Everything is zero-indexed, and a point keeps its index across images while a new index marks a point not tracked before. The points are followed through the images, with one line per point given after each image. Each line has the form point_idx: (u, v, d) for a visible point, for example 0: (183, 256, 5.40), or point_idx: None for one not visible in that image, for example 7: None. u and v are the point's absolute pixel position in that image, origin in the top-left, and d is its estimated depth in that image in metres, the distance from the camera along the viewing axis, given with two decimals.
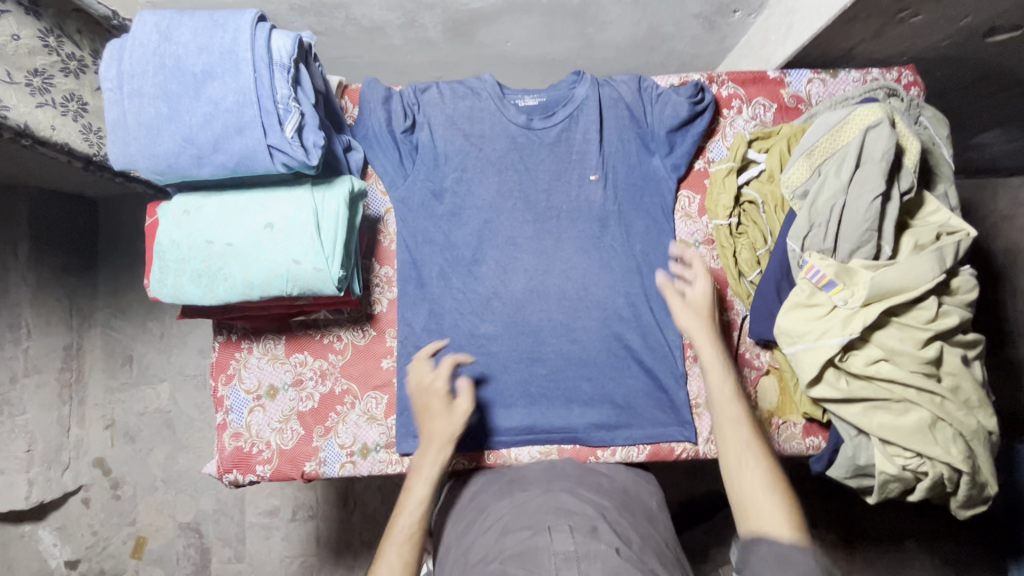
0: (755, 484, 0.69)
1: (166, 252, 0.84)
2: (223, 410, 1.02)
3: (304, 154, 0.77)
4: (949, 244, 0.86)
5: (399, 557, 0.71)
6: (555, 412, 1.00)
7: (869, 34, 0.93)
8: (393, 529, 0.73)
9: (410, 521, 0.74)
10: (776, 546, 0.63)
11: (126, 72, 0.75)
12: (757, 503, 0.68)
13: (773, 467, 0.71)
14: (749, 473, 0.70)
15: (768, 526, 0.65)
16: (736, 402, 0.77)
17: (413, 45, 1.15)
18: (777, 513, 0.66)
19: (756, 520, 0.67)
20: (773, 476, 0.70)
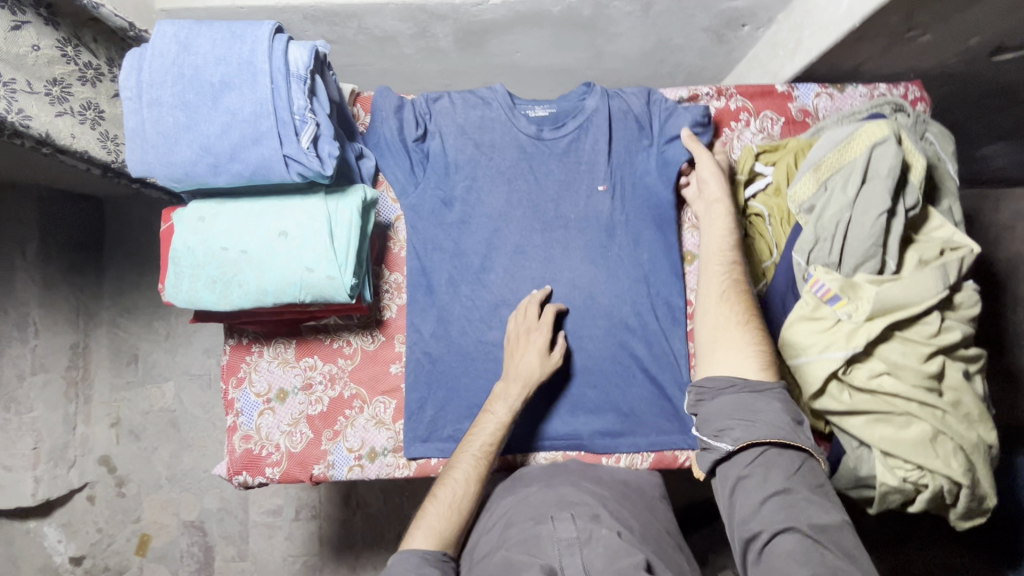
0: (730, 322, 0.84)
1: (181, 258, 0.85)
2: (233, 413, 1.03)
3: (320, 164, 0.78)
4: (952, 260, 0.88)
5: (474, 467, 0.88)
6: (561, 418, 1.02)
7: (877, 52, 0.94)
8: (472, 442, 0.90)
9: (489, 436, 0.90)
10: (746, 390, 0.77)
11: (145, 81, 0.76)
12: (735, 342, 0.82)
13: (754, 317, 0.85)
14: (730, 321, 0.84)
15: (742, 368, 0.80)
16: (735, 267, 0.90)
17: (424, 54, 1.17)
18: (752, 356, 0.81)
19: (729, 359, 0.81)
20: (748, 325, 0.84)
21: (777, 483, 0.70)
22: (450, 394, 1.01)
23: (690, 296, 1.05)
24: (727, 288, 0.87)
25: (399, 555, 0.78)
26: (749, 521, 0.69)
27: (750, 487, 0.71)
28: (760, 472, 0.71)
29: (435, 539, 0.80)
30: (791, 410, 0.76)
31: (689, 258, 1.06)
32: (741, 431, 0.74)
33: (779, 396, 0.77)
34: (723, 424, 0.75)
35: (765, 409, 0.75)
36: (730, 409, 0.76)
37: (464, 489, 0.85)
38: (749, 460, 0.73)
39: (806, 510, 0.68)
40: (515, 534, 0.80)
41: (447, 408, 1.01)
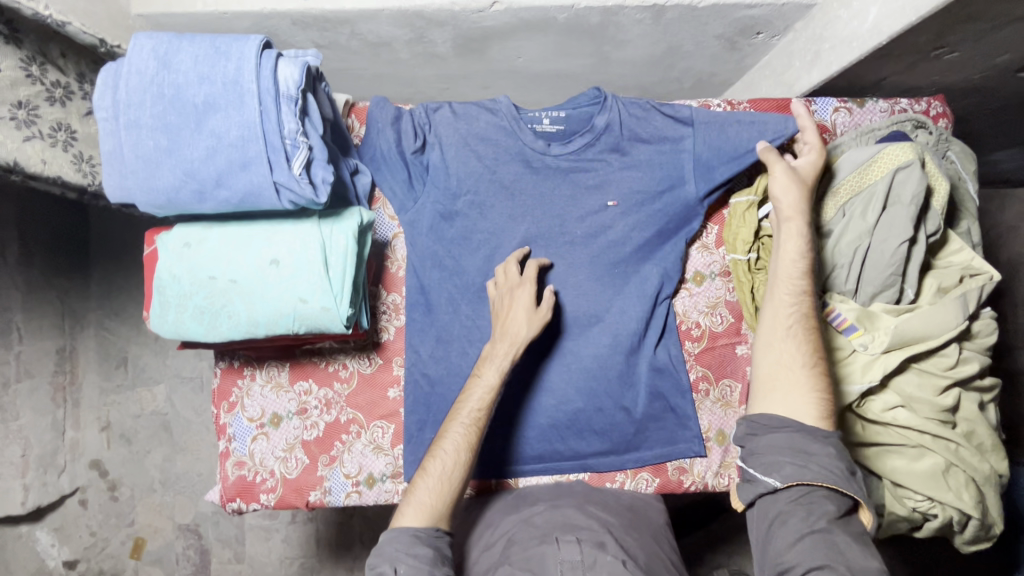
0: (794, 361, 0.79)
1: (167, 287, 0.81)
2: (225, 438, 0.99)
3: (313, 192, 0.74)
4: (973, 289, 0.85)
5: (464, 435, 0.81)
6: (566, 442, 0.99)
7: (901, 67, 0.90)
8: (461, 410, 0.83)
9: (477, 404, 0.84)
10: (799, 432, 0.74)
11: (122, 101, 0.71)
12: (796, 384, 0.77)
13: (819, 357, 0.79)
14: (794, 359, 0.79)
15: (800, 413, 0.76)
16: (806, 297, 0.82)
17: (421, 59, 1.11)
18: (812, 401, 0.76)
19: (787, 401, 0.77)
20: (814, 368, 0.78)
21: (817, 523, 0.68)
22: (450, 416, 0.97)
23: (697, 319, 1.02)
24: (795, 322, 0.81)
25: (389, 534, 0.75)
26: (783, 553, 0.68)
27: (789, 524, 0.69)
28: (801, 510, 0.69)
29: (426, 516, 0.76)
30: (845, 460, 0.73)
31: (699, 278, 1.02)
32: (792, 469, 0.71)
33: (835, 443, 0.73)
34: (772, 459, 0.73)
35: (820, 452, 0.72)
36: (782, 446, 0.73)
37: (454, 462, 0.79)
38: (792, 498, 0.71)
39: (845, 551, 0.65)
40: (517, 555, 0.78)
41: None
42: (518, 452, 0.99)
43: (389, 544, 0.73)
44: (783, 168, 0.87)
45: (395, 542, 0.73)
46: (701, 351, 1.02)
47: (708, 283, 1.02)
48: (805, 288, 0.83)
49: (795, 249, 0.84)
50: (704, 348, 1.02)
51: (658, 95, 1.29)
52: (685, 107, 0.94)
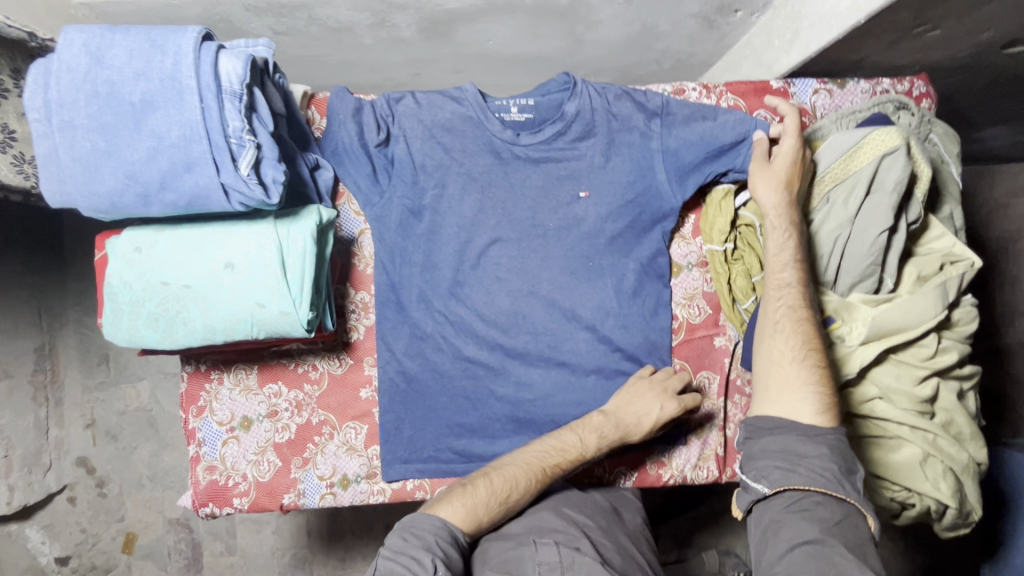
0: (785, 358, 0.77)
1: (118, 294, 0.77)
2: (195, 443, 0.98)
3: (263, 192, 0.70)
4: (953, 278, 0.83)
5: (529, 482, 0.83)
6: None
7: (882, 46, 0.86)
8: (547, 458, 0.85)
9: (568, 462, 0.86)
10: (794, 433, 0.73)
11: (54, 100, 0.66)
12: (789, 381, 0.76)
13: (812, 350, 0.77)
14: (783, 355, 0.77)
15: (795, 411, 0.74)
16: (793, 290, 0.80)
17: (386, 44, 1.06)
18: (808, 397, 0.75)
19: (781, 401, 0.76)
20: (804, 361, 0.76)
21: (810, 532, 0.66)
22: (427, 413, 0.97)
23: (674, 311, 0.99)
24: (784, 319, 0.79)
25: (422, 515, 0.76)
26: (775, 564, 0.66)
27: (783, 533, 0.68)
28: (794, 519, 0.68)
29: (461, 518, 0.77)
30: (842, 459, 0.72)
31: (676, 270, 0.99)
32: (780, 474, 0.71)
33: (830, 442, 0.72)
34: (762, 465, 0.73)
35: (812, 454, 0.71)
36: (774, 450, 0.73)
37: (520, 493, 0.82)
38: (785, 506, 0.70)
39: (838, 564, 0.63)
40: (494, 553, 0.78)
41: (424, 427, 0.97)
42: (495, 449, 0.96)
43: (426, 531, 0.73)
44: (758, 166, 0.86)
45: (435, 532, 0.74)
46: (678, 344, 0.99)
47: (686, 274, 0.99)
48: (792, 280, 0.80)
49: (777, 243, 0.82)
50: (682, 341, 0.99)
51: (637, 77, 1.24)
52: (655, 96, 0.92)
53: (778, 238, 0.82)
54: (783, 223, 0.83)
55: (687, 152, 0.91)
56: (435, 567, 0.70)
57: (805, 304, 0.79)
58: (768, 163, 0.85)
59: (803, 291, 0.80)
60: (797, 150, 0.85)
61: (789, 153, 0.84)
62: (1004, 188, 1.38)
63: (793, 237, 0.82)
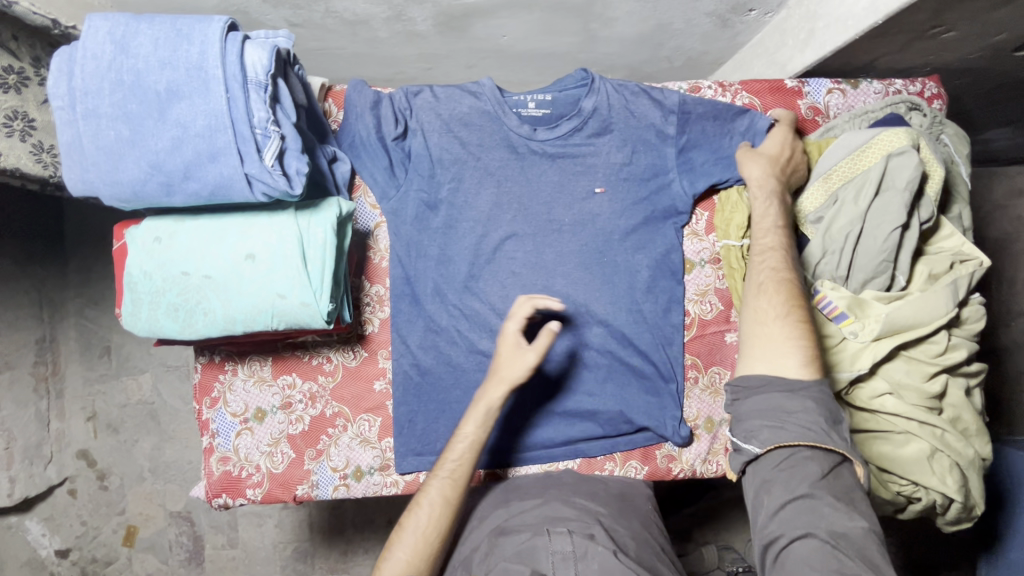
0: (769, 315, 0.77)
1: (139, 284, 0.78)
2: (209, 434, 0.98)
3: (287, 183, 0.70)
4: (963, 276, 0.84)
5: (443, 488, 0.80)
6: (563, 440, 0.98)
7: (896, 47, 0.87)
8: (444, 461, 0.82)
9: (456, 458, 0.82)
10: (778, 389, 0.72)
11: (78, 88, 0.66)
12: (773, 336, 0.75)
13: (796, 307, 0.76)
14: (766, 314, 0.77)
15: (781, 365, 0.73)
16: (774, 252, 0.81)
17: (400, 38, 1.06)
18: (794, 352, 0.73)
19: (766, 357, 0.74)
20: (789, 318, 0.75)
21: (800, 488, 0.66)
22: (441, 406, 0.96)
23: (687, 306, 1.00)
24: (765, 277, 0.79)
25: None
26: (769, 522, 0.66)
27: (774, 490, 0.67)
28: (784, 476, 0.67)
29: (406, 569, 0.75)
30: (828, 411, 0.70)
31: (689, 266, 1.00)
32: (769, 433, 0.70)
33: (815, 396, 0.71)
34: (752, 425, 0.71)
35: (799, 410, 0.70)
36: (762, 409, 0.71)
37: (430, 515, 0.78)
38: (774, 463, 0.69)
39: (827, 515, 0.64)
40: (510, 541, 0.78)
41: (438, 420, 0.96)
42: (506, 441, 0.97)
43: None
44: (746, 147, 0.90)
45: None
46: (690, 340, 1.01)
47: (698, 271, 1.00)
48: (773, 243, 0.82)
49: (760, 211, 0.84)
50: (694, 336, 1.00)
51: (648, 74, 1.24)
52: (674, 94, 0.93)
53: (766, 207, 0.85)
54: (765, 192, 0.85)
55: (699, 153, 0.93)
56: None
57: (788, 264, 0.79)
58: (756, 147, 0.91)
59: (785, 254, 0.81)
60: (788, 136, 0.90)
61: (779, 135, 0.90)
62: (1004, 188, 1.41)
63: (775, 204, 0.85)
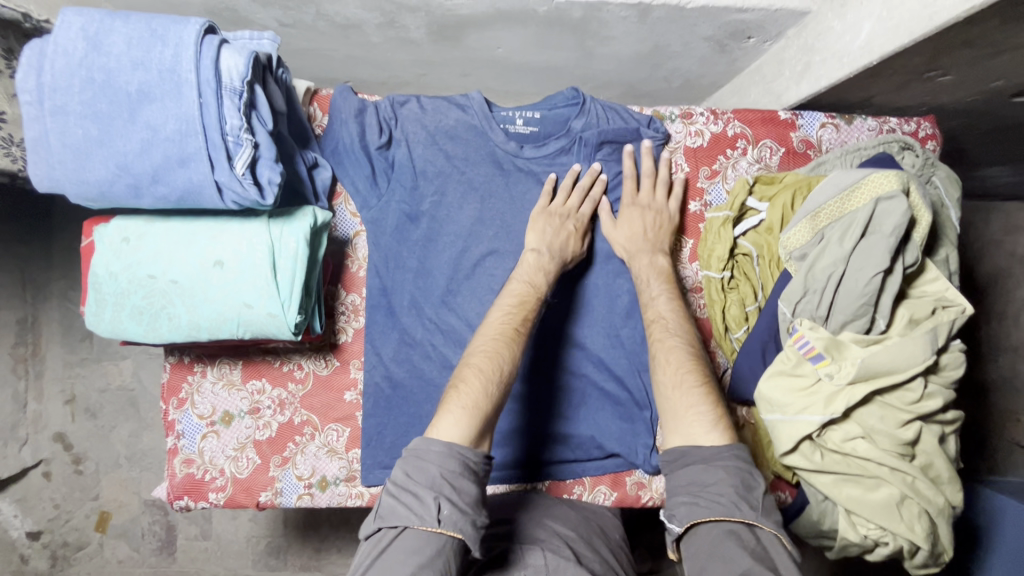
0: (665, 386, 0.76)
1: (103, 284, 0.76)
2: (174, 435, 0.97)
3: (258, 193, 0.69)
4: (945, 323, 0.83)
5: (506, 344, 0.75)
6: (570, 455, 0.96)
7: (892, 87, 0.86)
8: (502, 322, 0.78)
9: (515, 300, 0.80)
10: (694, 462, 0.68)
11: (47, 84, 0.64)
12: (671, 409, 0.74)
13: (690, 372, 0.75)
14: (665, 384, 0.76)
15: (692, 435, 0.71)
16: (669, 319, 0.82)
17: (394, 43, 1.04)
18: (699, 419, 0.71)
19: (678, 426, 0.72)
20: (700, 385, 0.74)
21: (737, 565, 0.59)
22: (412, 420, 0.94)
23: None
24: (656, 349, 0.80)
25: (428, 444, 0.64)
26: None
27: (711, 572, 0.61)
28: (718, 554, 0.61)
29: (468, 427, 0.66)
30: (744, 478, 0.66)
31: None
32: (687, 510, 0.65)
33: (727, 464, 0.67)
34: (672, 503, 0.67)
35: (714, 481, 0.66)
36: (684, 485, 0.68)
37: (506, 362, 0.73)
38: (708, 541, 0.63)
39: None
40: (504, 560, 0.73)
41: (407, 436, 0.94)
42: (521, 454, 0.95)
43: (430, 461, 0.63)
44: (606, 219, 0.92)
45: (455, 528, 0.60)
46: None
47: None
48: (663, 311, 0.83)
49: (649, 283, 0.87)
50: None
51: (646, 93, 1.23)
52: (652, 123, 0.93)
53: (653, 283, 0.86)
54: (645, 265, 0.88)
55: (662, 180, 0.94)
56: (438, 509, 0.60)
57: (681, 330, 0.81)
58: (613, 219, 0.92)
59: (670, 322, 0.82)
60: (633, 201, 0.92)
61: (628, 206, 0.91)
62: (1000, 224, 1.40)
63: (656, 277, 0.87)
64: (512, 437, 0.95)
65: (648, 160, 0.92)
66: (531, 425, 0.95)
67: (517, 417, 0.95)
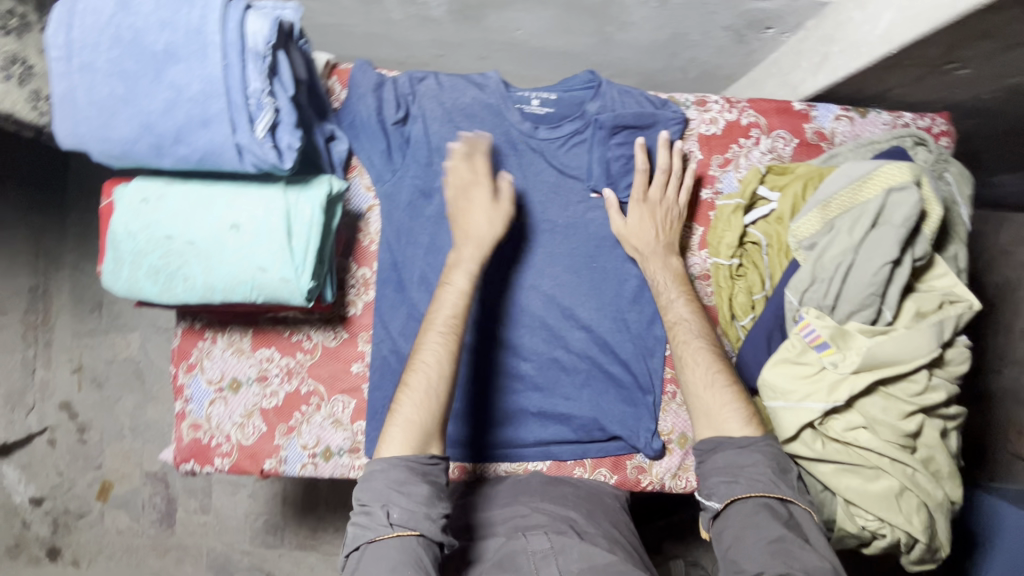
0: (696, 386, 0.81)
1: (121, 243, 0.77)
2: (182, 399, 0.98)
3: (277, 157, 0.69)
4: (950, 317, 0.83)
5: (442, 343, 0.78)
6: (541, 440, 0.97)
7: (908, 80, 0.86)
8: (437, 318, 0.80)
9: (450, 309, 0.81)
10: (730, 447, 0.75)
11: (76, 40, 0.66)
12: (709, 409, 0.79)
13: (719, 372, 0.81)
14: (697, 385, 0.81)
15: (725, 428, 0.77)
16: (690, 322, 0.85)
17: (414, 21, 1.05)
18: (731, 417, 0.78)
19: (710, 422, 0.78)
20: (730, 386, 0.80)
21: (772, 531, 0.68)
22: None
23: None
24: (680, 352, 0.84)
25: (378, 465, 0.71)
26: (748, 565, 0.67)
27: (746, 539, 0.69)
28: (754, 523, 0.70)
29: (405, 439, 0.72)
30: (778, 460, 0.75)
31: None
32: (726, 487, 0.73)
33: (762, 449, 0.75)
34: (712, 482, 0.75)
35: (749, 463, 0.74)
36: (721, 466, 0.75)
37: (438, 363, 0.77)
38: (742, 512, 0.71)
39: (799, 555, 0.65)
40: (479, 559, 0.80)
41: None
42: (483, 436, 0.96)
43: (376, 478, 0.70)
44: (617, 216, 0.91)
45: (410, 526, 0.67)
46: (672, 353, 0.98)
47: None
48: (683, 314, 0.86)
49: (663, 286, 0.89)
50: None
51: (662, 83, 1.23)
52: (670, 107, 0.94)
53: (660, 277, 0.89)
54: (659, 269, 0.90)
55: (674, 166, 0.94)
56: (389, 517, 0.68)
57: (705, 333, 0.84)
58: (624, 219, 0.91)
59: (694, 324, 0.85)
60: (643, 196, 0.90)
61: (638, 204, 0.90)
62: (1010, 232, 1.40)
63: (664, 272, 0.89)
64: (465, 420, 0.95)
65: (663, 155, 0.90)
66: (485, 407, 0.96)
67: (470, 400, 0.95)
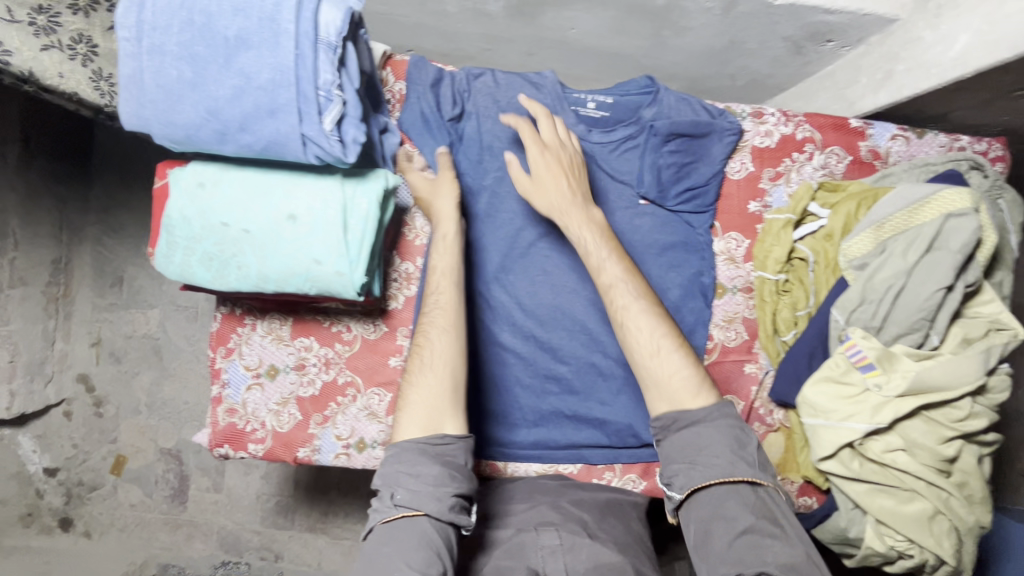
0: (639, 356, 0.77)
1: (176, 228, 0.77)
2: (219, 383, 0.98)
3: (342, 150, 0.69)
4: (998, 345, 0.83)
5: (440, 324, 0.80)
6: (569, 442, 0.97)
7: (973, 102, 0.85)
8: (430, 303, 0.82)
9: (438, 293, 0.82)
10: (687, 427, 0.73)
11: (147, 22, 0.66)
12: (659, 380, 0.76)
13: (664, 337, 0.77)
14: (641, 353, 0.77)
15: (680, 401, 0.74)
16: (625, 283, 0.80)
17: (468, 15, 1.03)
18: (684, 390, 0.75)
19: (664, 395, 0.75)
20: (677, 352, 0.76)
21: (742, 522, 0.67)
22: None
23: (711, 331, 0.96)
24: (621, 318, 0.79)
25: (392, 451, 0.73)
26: (721, 557, 0.67)
27: (716, 530, 0.68)
28: (722, 513, 0.68)
29: (420, 424, 0.74)
30: (739, 438, 0.73)
31: (721, 290, 0.96)
32: (686, 477, 0.72)
33: (720, 426, 0.73)
34: (672, 469, 0.73)
35: (709, 445, 0.72)
36: (679, 450, 0.73)
37: (437, 346, 0.78)
38: (711, 501, 0.70)
39: (771, 546, 0.65)
40: (493, 545, 0.82)
41: None
42: (512, 436, 0.97)
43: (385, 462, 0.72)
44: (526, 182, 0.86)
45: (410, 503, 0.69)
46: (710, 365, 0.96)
47: (729, 297, 0.96)
48: (616, 275, 0.80)
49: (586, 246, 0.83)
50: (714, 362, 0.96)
51: (708, 89, 1.22)
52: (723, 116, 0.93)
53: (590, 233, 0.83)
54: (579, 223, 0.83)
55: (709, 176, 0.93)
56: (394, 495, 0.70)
57: (643, 292, 0.79)
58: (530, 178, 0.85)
59: (630, 284, 0.79)
60: (541, 154, 0.85)
61: (539, 162, 0.85)
62: None
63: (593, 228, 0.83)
64: (489, 419, 0.96)
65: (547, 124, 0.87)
66: (507, 406, 0.97)
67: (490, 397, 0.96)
